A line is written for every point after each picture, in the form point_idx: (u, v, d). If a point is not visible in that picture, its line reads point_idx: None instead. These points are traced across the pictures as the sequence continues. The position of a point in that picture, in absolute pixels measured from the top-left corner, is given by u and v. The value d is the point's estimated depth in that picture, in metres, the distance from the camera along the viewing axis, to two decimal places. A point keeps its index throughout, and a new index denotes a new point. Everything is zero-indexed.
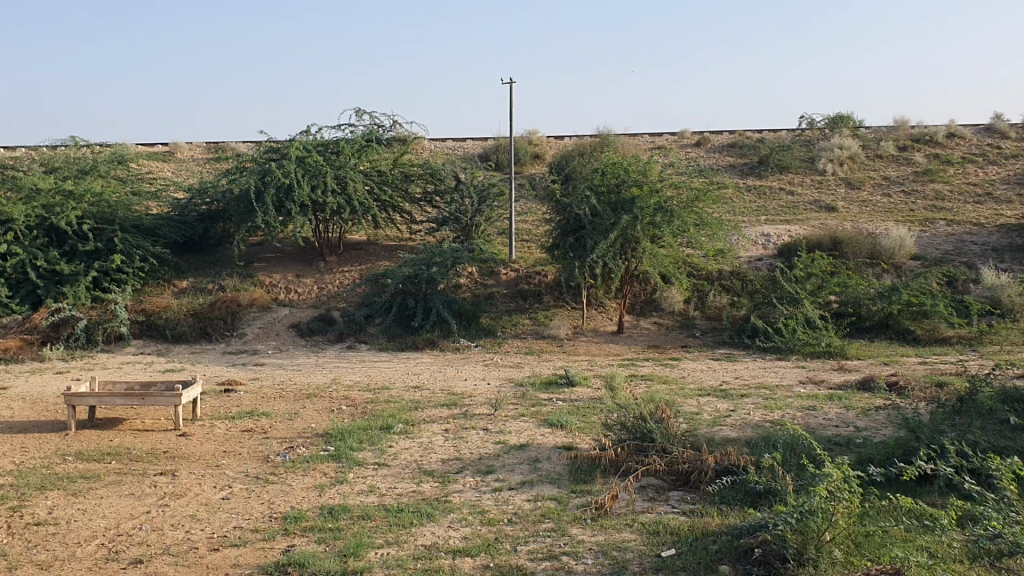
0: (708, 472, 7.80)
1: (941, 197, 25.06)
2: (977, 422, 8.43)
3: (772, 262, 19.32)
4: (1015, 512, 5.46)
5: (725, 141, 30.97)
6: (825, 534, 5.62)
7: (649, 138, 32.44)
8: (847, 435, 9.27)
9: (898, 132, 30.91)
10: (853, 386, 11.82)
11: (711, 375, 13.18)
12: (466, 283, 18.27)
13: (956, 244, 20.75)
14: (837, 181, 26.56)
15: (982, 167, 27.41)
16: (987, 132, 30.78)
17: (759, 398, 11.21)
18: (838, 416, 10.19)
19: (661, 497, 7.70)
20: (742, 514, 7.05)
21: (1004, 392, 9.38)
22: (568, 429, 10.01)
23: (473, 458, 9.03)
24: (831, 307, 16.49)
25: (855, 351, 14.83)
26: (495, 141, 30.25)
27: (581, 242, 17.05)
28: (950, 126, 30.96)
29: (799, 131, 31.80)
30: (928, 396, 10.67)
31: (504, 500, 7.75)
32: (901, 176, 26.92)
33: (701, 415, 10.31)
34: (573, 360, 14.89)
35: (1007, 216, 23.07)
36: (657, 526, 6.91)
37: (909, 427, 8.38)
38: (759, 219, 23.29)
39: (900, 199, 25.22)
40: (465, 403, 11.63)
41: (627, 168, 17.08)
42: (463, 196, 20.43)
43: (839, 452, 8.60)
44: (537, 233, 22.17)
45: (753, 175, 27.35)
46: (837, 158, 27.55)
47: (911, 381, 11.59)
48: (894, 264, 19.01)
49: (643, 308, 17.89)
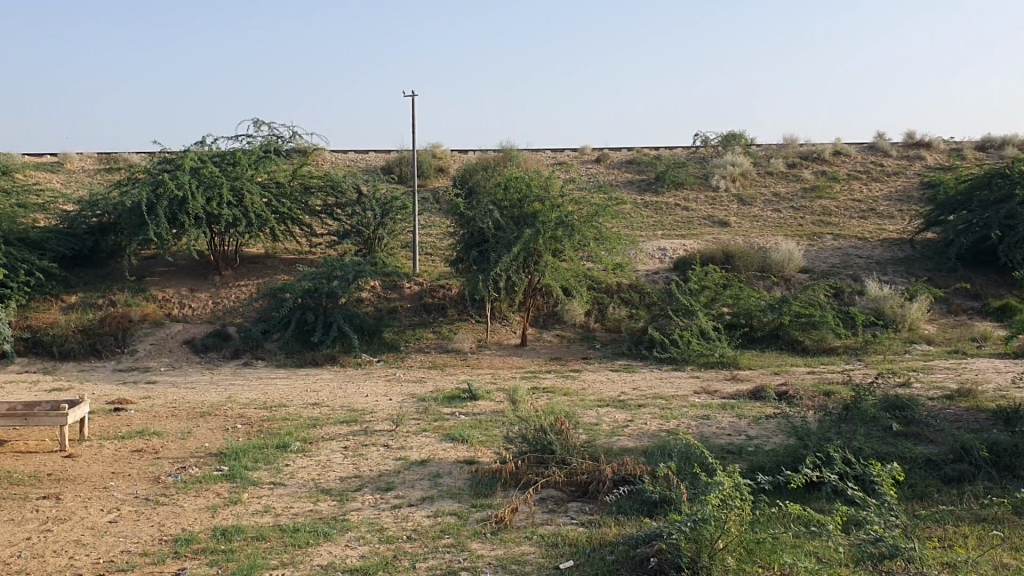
0: (606, 482, 7.90)
1: (827, 213, 26.06)
2: (861, 429, 8.79)
3: (669, 275, 19.74)
4: (896, 517, 5.71)
5: (624, 157, 31.53)
6: (718, 541, 5.74)
7: (551, 153, 32.79)
8: (740, 443, 9.53)
9: (787, 149, 32.04)
10: (746, 395, 12.13)
11: (611, 386, 13.34)
12: (368, 297, 18.06)
13: (842, 258, 21.57)
14: (730, 197, 27.30)
15: (866, 184, 28.61)
16: (870, 151, 32.19)
17: (656, 409, 11.42)
18: (731, 424, 10.45)
19: (560, 508, 7.75)
20: (638, 523, 7.15)
21: (886, 399, 9.81)
22: (469, 443, 9.99)
23: (372, 475, 8.92)
24: (724, 319, 16.96)
25: (748, 360, 15.26)
26: (397, 154, 30.09)
27: (485, 256, 17.04)
28: (835, 145, 32.27)
29: (694, 148, 32.65)
30: (815, 405, 11.06)
31: (403, 516, 7.68)
32: (790, 192, 27.85)
33: (600, 426, 10.43)
34: (476, 374, 14.89)
35: (888, 231, 24.13)
36: (556, 538, 6.95)
37: (797, 435, 8.65)
38: (656, 233, 23.75)
39: (789, 214, 26.11)
40: (365, 419, 11.50)
41: (529, 182, 17.21)
42: (365, 209, 20.30)
43: (733, 460, 8.83)
44: (441, 245, 22.13)
45: (650, 191, 27.87)
46: (730, 175, 28.34)
47: (799, 390, 11.96)
48: (784, 277, 19.67)
49: (545, 321, 18.01)
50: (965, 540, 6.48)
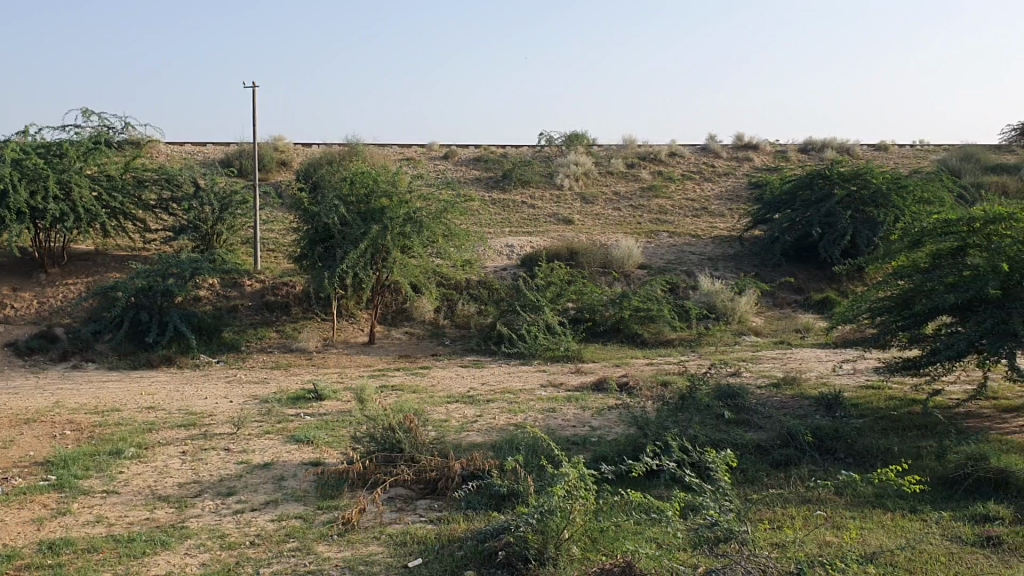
0: (454, 479, 7.95)
1: (664, 211, 27.08)
2: (697, 418, 9.20)
3: (515, 271, 20.02)
4: (730, 501, 6.01)
5: (470, 154, 31.69)
6: (564, 532, 5.89)
7: (397, 150, 32.58)
8: (584, 434, 9.77)
9: (626, 150, 33.05)
10: (589, 387, 12.46)
11: (459, 382, 13.41)
12: (207, 295, 17.41)
13: (678, 254, 22.47)
14: (573, 196, 27.93)
15: (699, 184, 29.89)
16: (703, 152, 33.65)
17: (503, 403, 11.56)
18: (575, 416, 10.71)
19: (408, 506, 7.73)
20: (486, 517, 7.23)
21: (720, 388, 10.31)
22: (315, 444, 9.82)
23: (213, 480, 8.62)
24: (568, 314, 17.38)
25: (591, 353, 15.68)
26: (237, 148, 29.14)
27: (331, 251, 16.69)
28: (671, 146, 33.54)
29: (538, 146, 33.21)
30: (654, 395, 11.48)
31: (246, 521, 7.47)
32: (630, 191, 28.75)
33: (448, 422, 10.47)
34: (322, 373, 14.63)
35: (720, 228, 25.32)
36: (404, 536, 6.93)
37: (638, 424, 8.95)
38: (502, 230, 24.01)
39: (629, 213, 26.97)
40: (205, 422, 11.10)
41: (376, 177, 17.02)
42: (203, 204, 19.57)
43: (577, 451, 9.05)
44: (284, 241, 21.61)
45: (497, 188, 28.13)
46: (573, 174, 28.99)
47: (639, 381, 12.38)
48: (624, 273, 20.31)
49: (393, 318, 17.89)
50: (792, 520, 6.88)
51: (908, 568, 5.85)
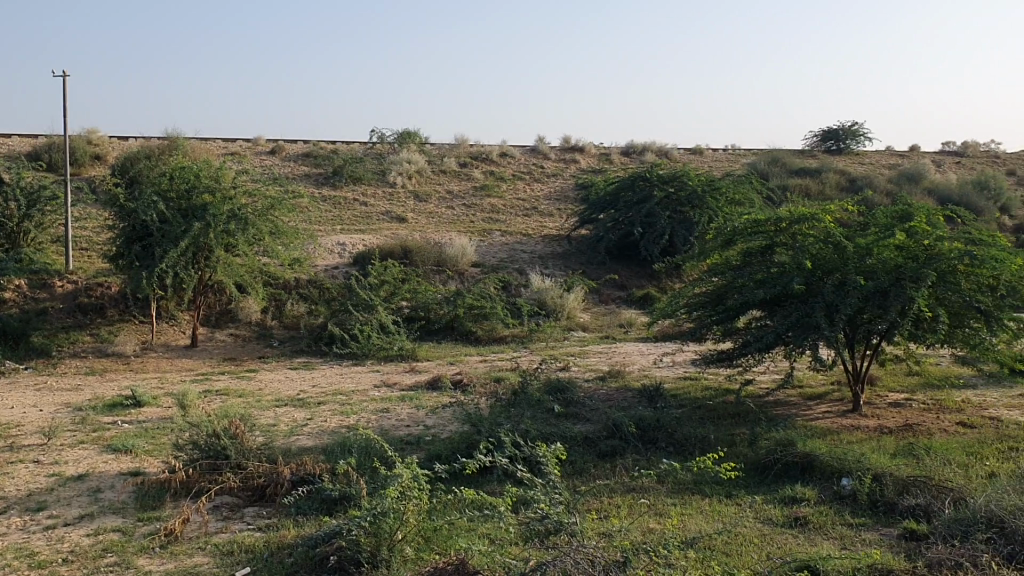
0: (284, 484, 7.76)
1: (496, 211, 27.40)
2: (528, 413, 9.36)
3: (347, 270, 19.73)
4: (559, 494, 6.19)
5: (300, 150, 30.93)
6: (397, 533, 5.87)
7: (222, 144, 31.40)
8: (417, 434, 9.74)
9: (458, 149, 33.18)
10: (423, 386, 12.43)
11: (289, 384, 13.09)
12: (11, 297, 16.19)
13: (509, 252, 22.76)
14: (406, 194, 27.79)
15: (530, 183, 30.42)
16: (533, 153, 34.26)
17: (335, 405, 11.36)
18: (408, 416, 10.67)
19: (235, 515, 7.49)
20: (318, 522, 7.10)
21: (550, 384, 10.54)
22: (135, 453, 9.32)
23: (20, 495, 8.03)
24: (401, 312, 17.29)
25: (424, 352, 15.65)
26: (45, 139, 27.26)
27: (148, 251, 15.81)
28: (502, 145, 33.95)
29: (369, 144, 32.83)
30: (487, 392, 11.59)
31: (58, 538, 7.01)
32: (462, 190, 28.89)
33: (278, 426, 10.19)
34: (142, 378, 13.92)
35: (550, 227, 25.86)
36: (231, 545, 6.70)
37: (470, 422, 9.00)
38: (333, 228, 23.59)
39: (461, 211, 27.11)
40: (11, 433, 10.33)
41: (198, 173, 16.32)
42: (7, 199, 18.20)
43: (410, 451, 9.01)
44: (99, 239, 20.40)
45: (328, 185, 27.57)
46: (405, 172, 28.84)
47: (472, 379, 12.47)
48: (457, 271, 20.39)
49: (218, 319, 17.22)
50: (619, 509, 7.12)
51: (724, 550, 6.18)
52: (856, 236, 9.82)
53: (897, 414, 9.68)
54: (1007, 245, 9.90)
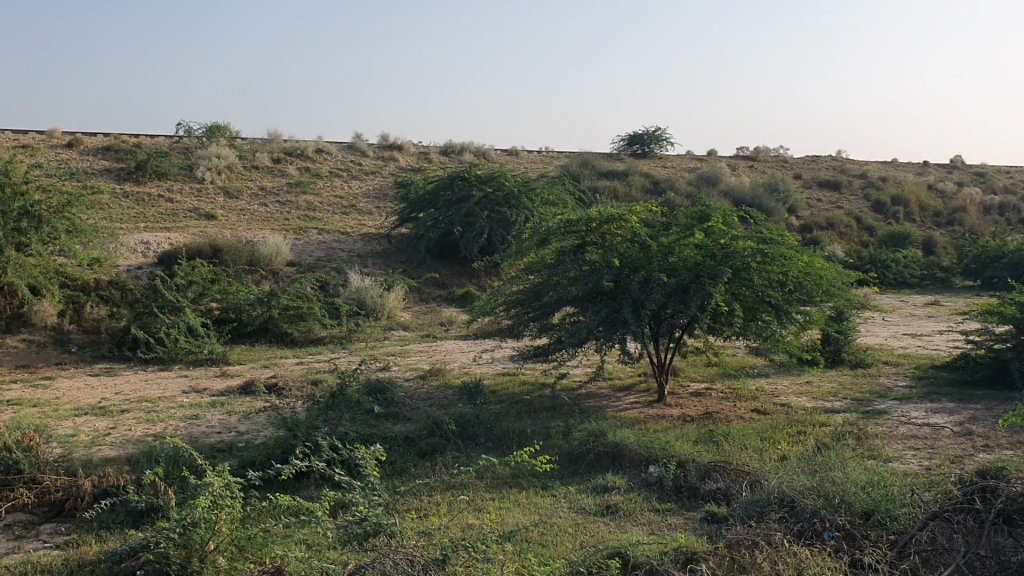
0: (85, 498, 7.30)
1: (312, 208, 26.87)
2: (346, 415, 9.23)
3: (153, 270, 18.78)
4: (376, 498, 6.25)
5: (98, 143, 29.11)
6: (210, 543, 5.63)
7: (8, 135, 29.08)
8: (230, 440, 9.42)
9: (272, 144, 32.22)
10: (235, 391, 12.02)
11: (90, 392, 12.33)
12: None
13: (326, 251, 22.36)
14: (216, 190, 26.74)
15: (347, 181, 30.01)
16: (350, 150, 33.79)
17: (141, 413, 10.81)
18: (220, 422, 10.29)
19: (29, 533, 6.99)
20: (122, 537, 6.74)
21: (369, 384, 10.44)
22: None
23: None
24: (212, 314, 16.66)
25: (237, 355, 15.15)
26: None
27: None
28: (317, 142, 33.27)
29: (176, 138, 31.35)
30: (303, 395, 11.36)
31: None
32: (276, 187, 28.10)
33: (77, 436, 9.58)
34: None
35: (367, 226, 25.62)
36: (25, 566, 6.24)
37: (286, 425, 8.77)
38: (137, 226, 22.39)
39: (276, 209, 26.39)
40: None
41: None
42: None
43: (223, 458, 8.69)
44: None
45: (130, 180, 26.08)
46: (215, 168, 27.74)
47: (288, 382, 12.18)
48: (271, 271, 19.93)
49: None
50: (439, 507, 7.17)
51: (540, 541, 6.33)
52: (661, 235, 10.28)
53: (699, 403, 10.23)
54: (794, 244, 10.66)
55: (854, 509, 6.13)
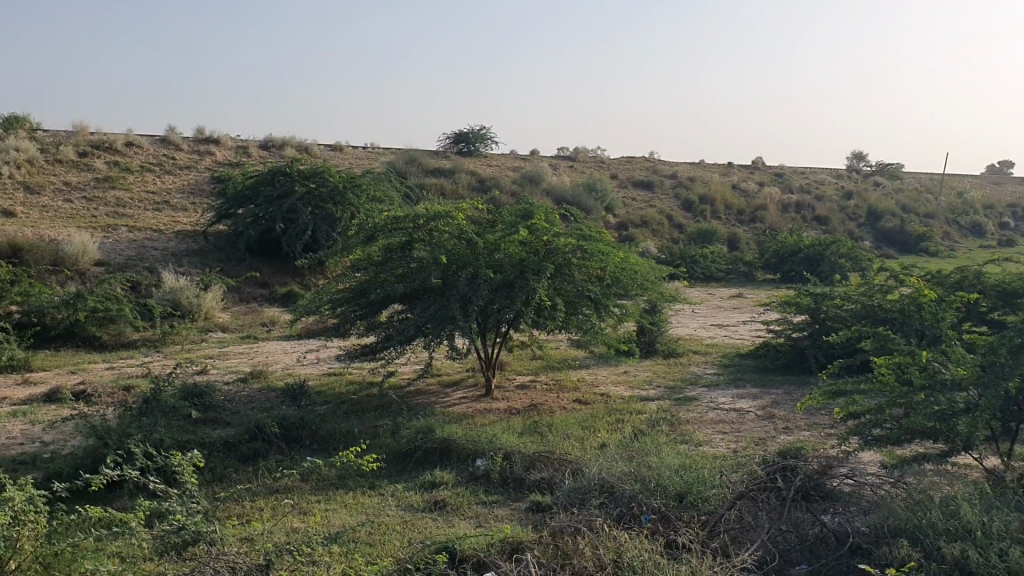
0: None
1: (121, 205, 25.50)
2: (162, 421, 8.83)
3: None
4: (195, 505, 6.08)
5: None
6: (11, 563, 5.27)
7: None
8: (33, 452, 8.81)
9: (77, 137, 30.30)
10: (38, 399, 11.25)
11: None
12: None
13: (138, 250, 21.28)
14: (14, 184, 24.87)
15: (160, 176, 28.64)
16: (163, 143, 32.25)
17: None
18: (22, 433, 9.62)
19: None
20: None
21: (187, 388, 10.02)
22: None
23: None
24: (10, 318, 15.54)
25: (40, 361, 14.19)
26: None
27: None
28: (127, 134, 31.56)
29: None
30: (115, 402, 10.78)
31: None
32: (82, 182, 26.44)
33: None
34: None
35: (183, 223, 24.58)
36: None
37: (96, 433, 8.30)
38: None
39: (81, 205, 24.86)
40: None
41: None
42: None
43: (25, 472, 8.13)
44: None
45: None
46: (12, 161, 25.81)
47: (97, 388, 11.50)
48: (77, 271, 18.78)
49: None
50: (262, 512, 7.02)
51: (367, 541, 6.31)
52: (486, 232, 10.40)
53: (523, 396, 10.46)
54: (612, 240, 11.07)
55: (668, 492, 6.44)
